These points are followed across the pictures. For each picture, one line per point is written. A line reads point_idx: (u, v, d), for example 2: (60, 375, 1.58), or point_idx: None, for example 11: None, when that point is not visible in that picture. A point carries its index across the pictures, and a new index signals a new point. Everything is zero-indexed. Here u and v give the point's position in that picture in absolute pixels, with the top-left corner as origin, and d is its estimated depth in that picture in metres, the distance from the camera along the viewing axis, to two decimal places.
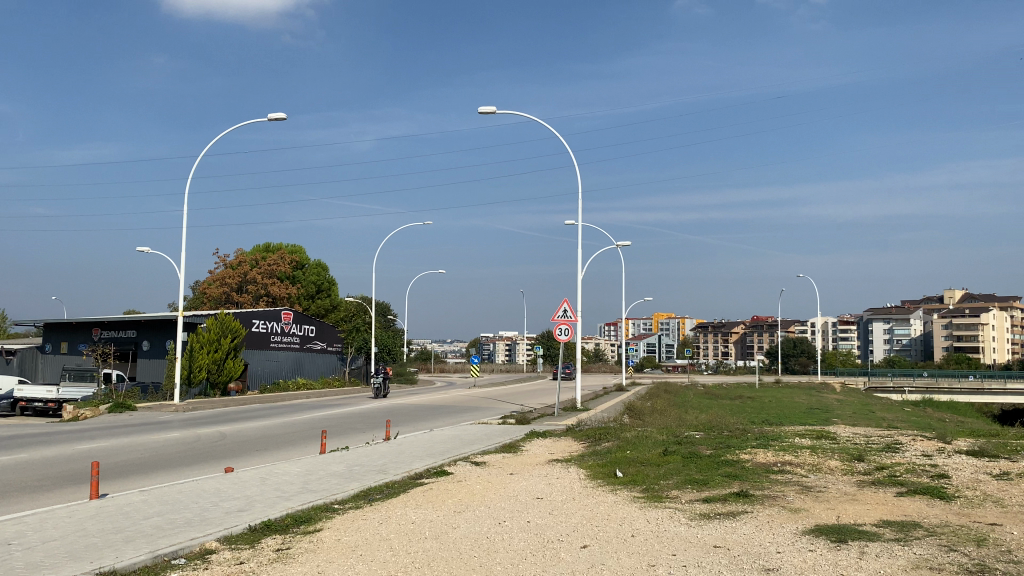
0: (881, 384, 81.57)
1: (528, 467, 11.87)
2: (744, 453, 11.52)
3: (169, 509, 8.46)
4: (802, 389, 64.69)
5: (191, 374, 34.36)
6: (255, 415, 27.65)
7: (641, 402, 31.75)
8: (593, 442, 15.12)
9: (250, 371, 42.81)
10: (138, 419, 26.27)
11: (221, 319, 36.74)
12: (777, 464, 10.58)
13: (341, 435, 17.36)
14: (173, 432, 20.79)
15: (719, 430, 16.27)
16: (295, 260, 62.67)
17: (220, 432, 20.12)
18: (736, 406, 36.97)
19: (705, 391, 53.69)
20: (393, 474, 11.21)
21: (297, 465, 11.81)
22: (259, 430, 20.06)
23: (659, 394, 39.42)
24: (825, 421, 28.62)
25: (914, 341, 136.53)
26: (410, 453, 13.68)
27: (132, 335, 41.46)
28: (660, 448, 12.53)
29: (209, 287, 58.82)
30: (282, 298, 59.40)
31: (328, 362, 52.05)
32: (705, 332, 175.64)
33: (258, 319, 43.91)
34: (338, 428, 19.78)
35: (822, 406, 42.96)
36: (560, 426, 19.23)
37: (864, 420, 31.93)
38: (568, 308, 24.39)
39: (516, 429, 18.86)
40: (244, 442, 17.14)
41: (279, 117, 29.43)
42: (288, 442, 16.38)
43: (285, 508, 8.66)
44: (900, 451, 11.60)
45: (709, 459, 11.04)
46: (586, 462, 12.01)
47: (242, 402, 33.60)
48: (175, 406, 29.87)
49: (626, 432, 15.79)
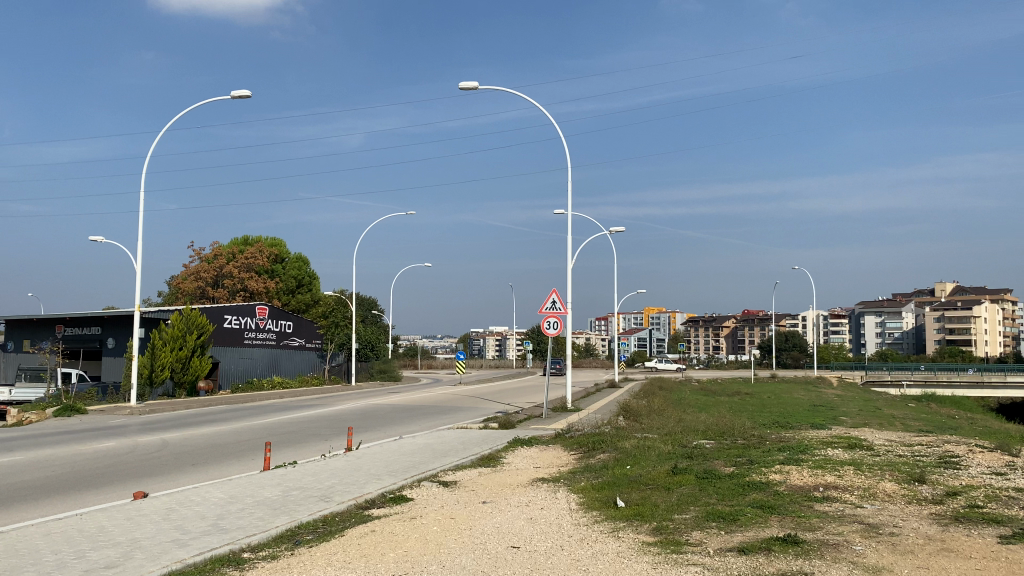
0: (878, 378, 79.92)
1: (506, 490, 9.64)
2: (773, 471, 9.26)
3: (8, 566, 6.19)
4: (799, 384, 62.72)
5: (153, 374, 31.95)
6: (219, 418, 25.35)
7: (637, 400, 29.64)
8: (587, 453, 12.88)
9: (222, 369, 40.51)
10: (86, 424, 23.89)
11: (187, 314, 34.32)
12: (819, 488, 8.33)
13: (294, 446, 15.10)
14: (116, 440, 18.45)
15: (732, 437, 14.02)
16: (274, 253, 60.32)
17: (164, 440, 17.81)
18: (735, 404, 34.82)
19: (700, 387, 51.52)
20: (338, 502, 8.96)
21: (221, 491, 9.54)
22: (207, 438, 17.72)
23: (654, 392, 37.22)
24: (836, 421, 26.43)
25: (906, 334, 135.09)
26: (368, 469, 11.43)
27: (97, 332, 39.03)
28: (669, 464, 10.30)
29: (184, 282, 56.41)
30: (260, 293, 56.98)
31: (307, 359, 49.71)
32: (695, 327, 173.88)
33: (231, 314, 41.56)
34: (296, 435, 17.51)
35: (824, 403, 40.98)
36: (549, 432, 17.00)
37: (875, 418, 29.80)
38: (557, 299, 22.21)
39: (498, 435, 16.64)
40: (185, 452, 14.88)
41: (243, 94, 27.06)
42: (232, 454, 14.12)
43: (170, 562, 6.37)
44: (964, 469, 9.39)
45: (732, 482, 8.83)
46: (580, 484, 9.81)
47: (207, 404, 31.26)
48: (131, 409, 27.50)
49: (624, 441, 13.52)
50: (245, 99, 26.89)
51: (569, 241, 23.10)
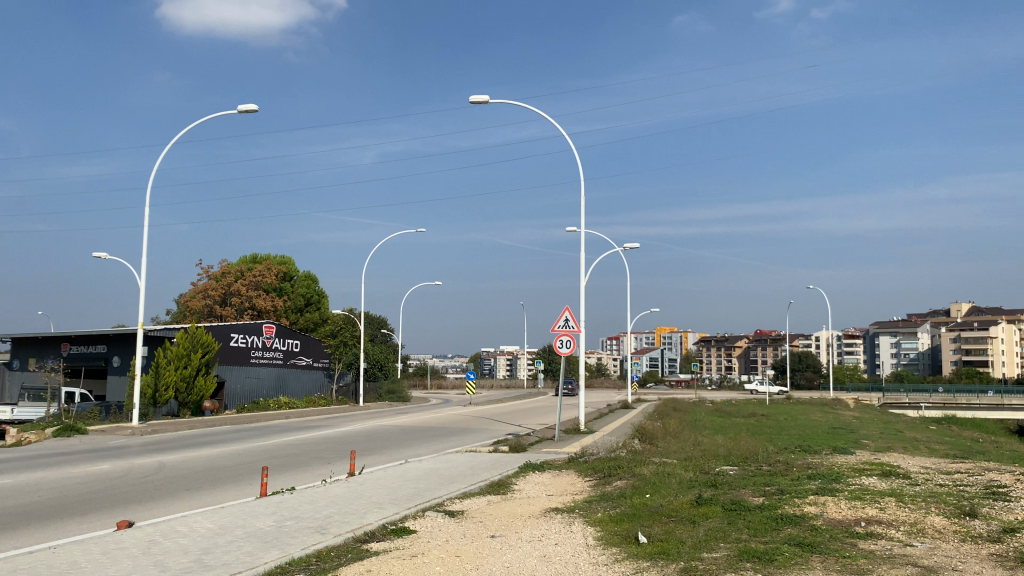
0: (895, 399, 78.60)
1: (517, 523, 8.90)
2: (806, 501, 8.51)
3: None
4: (815, 405, 61.60)
5: (157, 394, 31.36)
6: (222, 439, 24.74)
7: (651, 422, 28.87)
8: (602, 481, 12.13)
9: (228, 388, 39.96)
10: (86, 445, 23.28)
11: (192, 332, 33.79)
12: (862, 523, 7.57)
13: (293, 470, 14.43)
14: (112, 462, 17.82)
15: (756, 462, 13.24)
16: (283, 271, 59.97)
17: (161, 462, 17.18)
18: (751, 426, 33.93)
19: (715, 408, 50.56)
20: (334, 535, 8.29)
21: (210, 521, 8.87)
22: (206, 460, 17.05)
23: (668, 413, 36.38)
24: (858, 444, 25.56)
25: (921, 355, 133.44)
26: (369, 497, 10.74)
27: (103, 350, 38.57)
28: (692, 494, 9.59)
29: (192, 300, 56.05)
30: (269, 311, 56.52)
31: (315, 379, 49.08)
32: (708, 346, 172.46)
33: (239, 333, 41.07)
34: (297, 458, 16.85)
35: (842, 425, 39.94)
36: (562, 456, 16.26)
37: (897, 441, 28.88)
38: (569, 317, 21.54)
39: (509, 459, 15.93)
40: (182, 477, 14.22)
41: (250, 109, 26.70)
42: (229, 478, 13.46)
43: None
44: (1015, 501, 8.62)
45: (763, 514, 8.10)
46: (596, 515, 9.11)
47: (211, 424, 30.65)
48: (132, 429, 26.92)
49: (642, 468, 12.74)
50: (252, 114, 26.47)
51: (582, 257, 22.44)
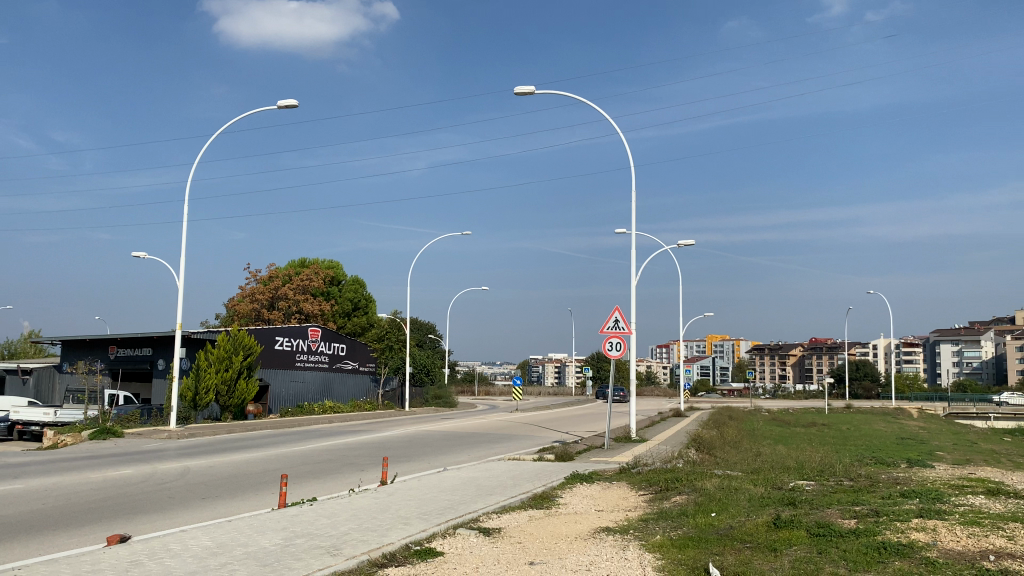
0: (960, 409, 75.17)
1: (561, 546, 7.62)
2: (912, 526, 7.03)
3: None
4: (876, 415, 58.82)
5: (197, 397, 30.82)
6: (259, 444, 23.90)
7: (707, 431, 27.22)
8: (659, 496, 10.74)
9: (271, 392, 39.32)
10: (120, 447, 22.58)
11: (234, 335, 33.21)
12: (989, 557, 6.07)
13: (322, 479, 13.34)
14: (138, 466, 16.94)
15: (831, 477, 11.71)
16: (330, 275, 59.49)
17: (188, 467, 16.26)
18: (814, 436, 32.04)
19: (772, 417, 48.43)
20: (346, 557, 7.09)
21: (208, 539, 7.76)
22: (234, 467, 16.05)
23: (723, 421, 34.61)
24: (933, 457, 23.61)
25: (985, 364, 128.28)
26: (395, 511, 9.52)
27: (148, 353, 38.25)
28: (769, 515, 8.25)
29: (239, 304, 55.83)
30: (316, 315, 56.01)
31: (360, 383, 48.33)
32: (761, 354, 168.41)
33: (283, 336, 40.40)
34: (328, 464, 15.79)
35: (910, 436, 37.64)
36: (612, 466, 14.90)
37: (973, 454, 26.78)
38: (619, 317, 20.14)
39: (553, 468, 14.62)
40: (204, 484, 13.23)
41: (290, 104, 25.85)
42: (252, 487, 12.40)
43: None
44: None
45: (862, 542, 6.68)
46: (655, 539, 7.76)
47: (251, 428, 29.92)
48: (168, 433, 26.22)
49: (704, 482, 11.30)
50: (292, 109, 25.68)
51: (632, 257, 21.09)
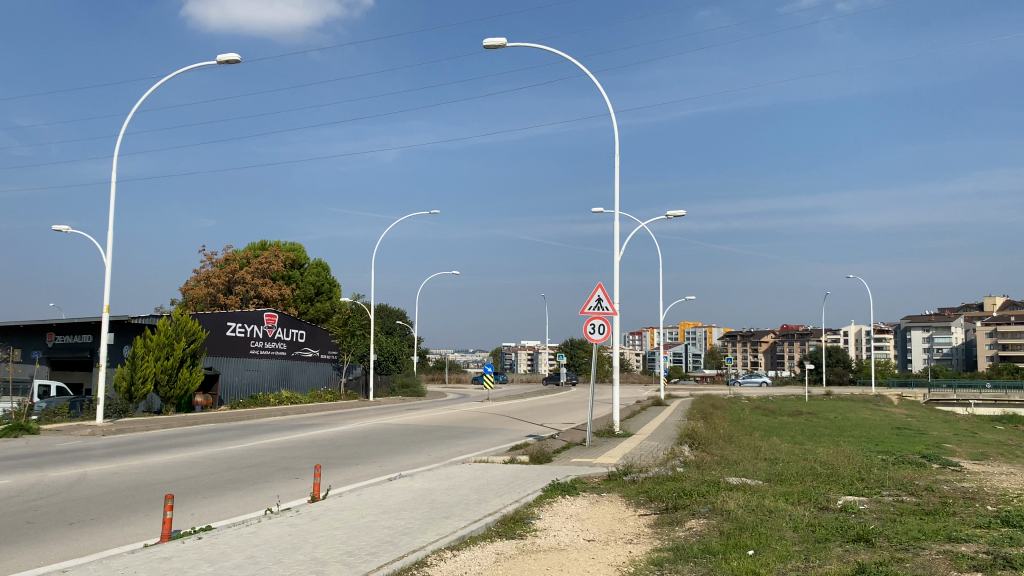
0: (939, 396, 73.77)
1: None
2: None
3: None
4: (858, 402, 56.89)
5: (133, 388, 27.90)
6: (195, 441, 21.03)
7: (695, 423, 24.77)
8: (669, 519, 8.18)
9: (221, 380, 36.35)
10: (30, 447, 19.56)
11: (176, 320, 30.14)
12: None
13: (238, 492, 10.62)
14: (32, 472, 14.02)
15: (871, 488, 9.19)
16: (291, 258, 56.42)
17: (87, 475, 13.39)
18: (805, 426, 29.73)
19: (756, 406, 46.10)
20: None
21: None
22: (148, 473, 13.26)
23: (709, 411, 31.99)
24: (941, 450, 21.32)
25: (955, 350, 128.04)
26: (311, 551, 6.88)
27: (87, 340, 35.03)
28: (840, 561, 5.71)
29: (194, 288, 52.69)
30: (275, 300, 53.03)
31: (321, 372, 45.41)
32: (734, 341, 167.53)
33: (235, 321, 37.44)
34: (259, 470, 13.03)
35: (903, 425, 35.44)
36: (600, 472, 12.26)
37: (980, 446, 24.50)
38: (603, 295, 17.61)
39: (530, 474, 12.00)
40: (86, 501, 10.36)
41: (232, 59, 22.69)
42: (141, 507, 9.68)
43: None
44: None
45: None
46: None
47: (193, 422, 27.00)
48: (93, 429, 23.22)
49: (725, 497, 8.80)
50: (233, 64, 22.56)
51: (617, 228, 18.61)
